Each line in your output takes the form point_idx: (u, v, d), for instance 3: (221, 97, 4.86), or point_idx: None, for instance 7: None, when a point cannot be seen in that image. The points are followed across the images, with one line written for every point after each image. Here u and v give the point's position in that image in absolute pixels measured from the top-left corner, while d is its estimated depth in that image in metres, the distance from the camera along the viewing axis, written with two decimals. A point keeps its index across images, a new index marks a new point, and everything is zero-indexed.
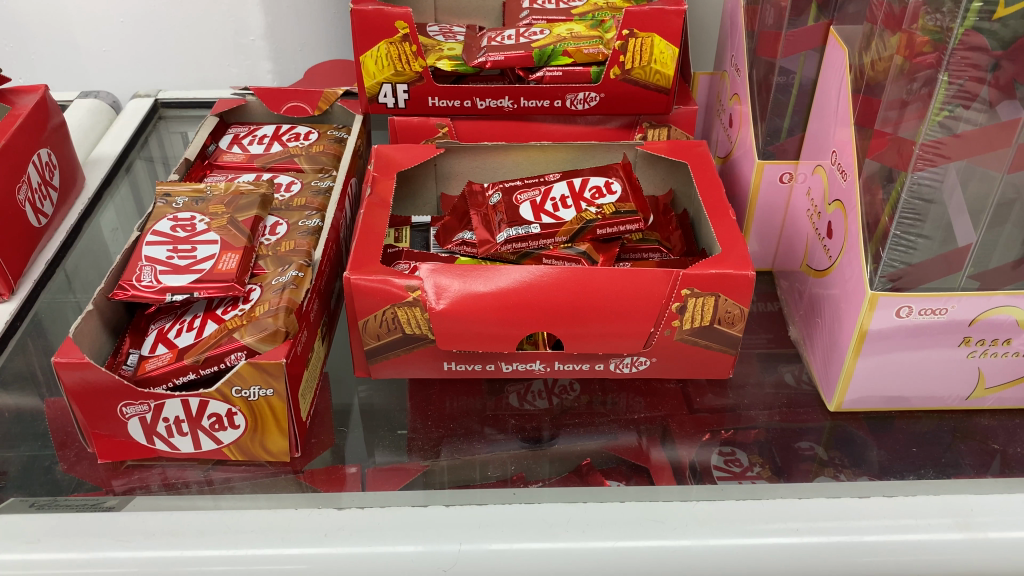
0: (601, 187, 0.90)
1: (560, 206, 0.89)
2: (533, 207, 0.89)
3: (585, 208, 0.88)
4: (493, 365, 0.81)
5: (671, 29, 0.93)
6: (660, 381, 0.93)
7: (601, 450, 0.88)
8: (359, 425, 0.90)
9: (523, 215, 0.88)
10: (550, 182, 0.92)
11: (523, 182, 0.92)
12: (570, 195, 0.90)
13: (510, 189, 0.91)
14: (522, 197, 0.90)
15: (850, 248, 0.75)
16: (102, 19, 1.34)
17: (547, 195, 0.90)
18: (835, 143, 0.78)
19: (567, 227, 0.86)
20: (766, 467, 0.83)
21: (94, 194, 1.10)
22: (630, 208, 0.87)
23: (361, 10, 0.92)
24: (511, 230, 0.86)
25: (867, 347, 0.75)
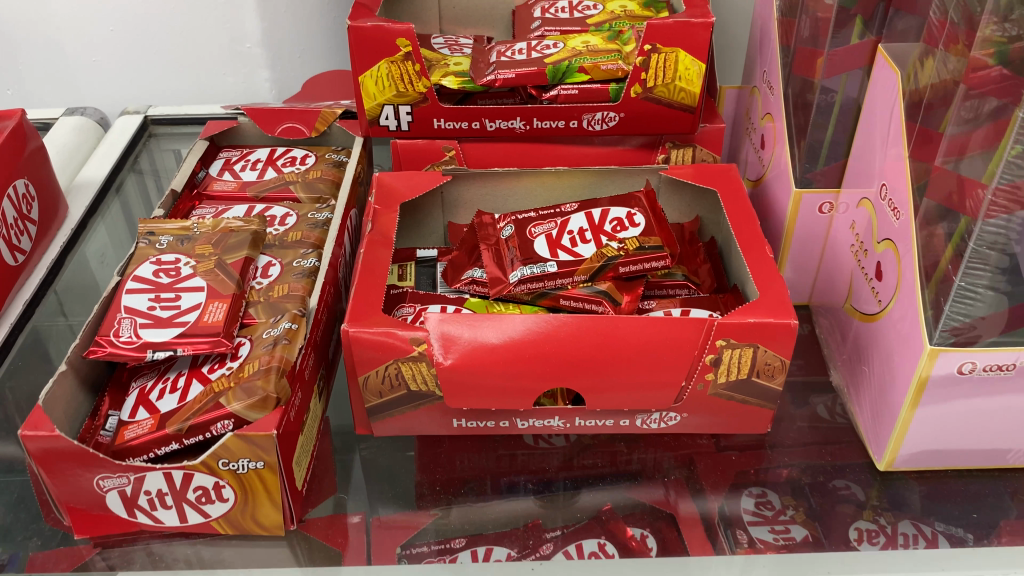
0: (622, 218, 0.83)
1: (578, 240, 0.81)
2: (548, 241, 0.81)
3: (605, 243, 0.80)
4: (507, 421, 0.74)
5: (698, 44, 0.85)
6: (690, 435, 0.84)
7: (626, 496, 0.81)
8: (371, 476, 0.82)
9: (538, 251, 0.80)
10: (566, 213, 0.84)
11: (537, 212, 0.85)
12: (589, 227, 0.82)
13: (522, 220, 0.84)
14: (537, 230, 0.83)
15: (903, 294, 0.67)
16: (90, 28, 1.26)
17: (563, 227, 0.83)
18: (885, 175, 0.70)
19: (586, 265, 0.79)
20: (800, 510, 0.79)
21: (78, 223, 1.03)
22: (655, 243, 0.80)
23: (358, 27, 0.84)
24: (524, 268, 0.79)
25: (927, 398, 0.66)
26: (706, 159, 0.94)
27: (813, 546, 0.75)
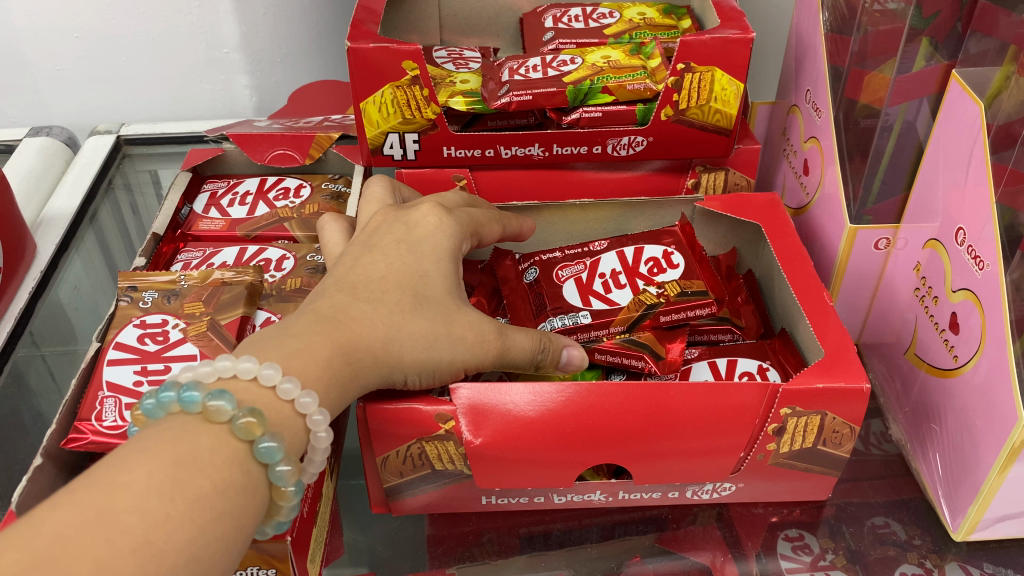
0: (658, 259, 0.76)
1: (611, 285, 0.75)
2: (578, 286, 0.75)
3: (642, 288, 0.74)
4: (543, 496, 0.68)
5: (736, 61, 0.77)
6: (746, 504, 0.75)
7: (652, 540, 0.76)
8: (382, 537, 0.76)
9: (569, 299, 0.74)
10: (596, 253, 0.78)
11: (563, 252, 0.78)
12: (624, 270, 0.76)
13: (548, 261, 0.78)
14: (564, 272, 0.76)
15: (989, 354, 0.59)
16: (52, 36, 1.11)
17: (594, 271, 0.76)
18: (962, 219, 0.63)
19: (625, 313, 0.72)
20: (840, 555, 0.74)
21: (49, 263, 0.94)
22: (697, 289, 0.74)
23: (360, 49, 0.75)
24: (555, 317, 0.73)
25: (1020, 463, 0.57)
26: (739, 182, 0.87)
27: None
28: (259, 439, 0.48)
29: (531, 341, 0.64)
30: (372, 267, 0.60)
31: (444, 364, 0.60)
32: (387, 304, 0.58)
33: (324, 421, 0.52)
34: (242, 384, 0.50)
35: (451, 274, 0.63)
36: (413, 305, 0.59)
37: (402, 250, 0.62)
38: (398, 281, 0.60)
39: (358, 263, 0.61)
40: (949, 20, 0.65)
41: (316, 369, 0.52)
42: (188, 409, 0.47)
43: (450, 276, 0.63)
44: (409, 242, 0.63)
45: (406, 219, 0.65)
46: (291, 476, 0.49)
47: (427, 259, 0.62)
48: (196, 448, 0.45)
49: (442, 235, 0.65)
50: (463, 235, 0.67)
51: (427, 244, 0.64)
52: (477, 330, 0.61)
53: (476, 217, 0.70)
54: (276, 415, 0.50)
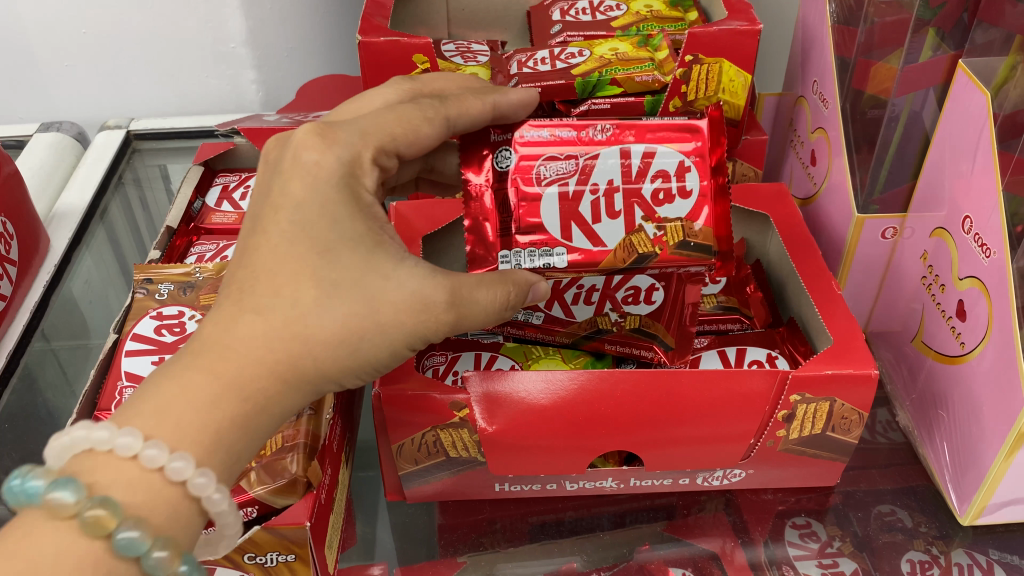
0: (670, 175, 0.62)
1: (604, 206, 0.62)
2: (555, 195, 0.62)
3: (638, 218, 0.62)
4: (555, 483, 0.69)
5: (744, 53, 0.78)
6: (755, 491, 0.76)
7: (661, 531, 0.77)
8: (396, 525, 0.77)
9: (545, 224, 0.62)
10: (594, 145, 0.63)
11: (552, 135, 0.63)
12: (625, 184, 0.62)
13: (532, 148, 0.63)
14: (548, 170, 0.62)
15: (995, 339, 0.59)
16: (61, 31, 1.11)
17: (585, 177, 0.62)
18: (969, 207, 0.63)
19: (620, 249, 0.62)
20: (848, 542, 0.75)
21: (62, 257, 0.95)
22: (703, 241, 0.62)
23: (371, 43, 0.76)
24: (528, 248, 0.62)
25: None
26: (748, 174, 0.88)
27: None
28: (115, 532, 0.42)
29: (490, 301, 0.55)
30: (260, 255, 0.50)
31: (381, 360, 0.52)
32: (281, 309, 0.48)
33: (209, 484, 0.45)
34: (101, 458, 0.45)
35: (362, 233, 0.51)
36: (318, 300, 0.49)
37: (285, 217, 0.51)
38: (291, 275, 0.49)
39: (247, 248, 0.51)
40: (956, 11, 0.66)
41: (195, 419, 0.46)
42: (34, 502, 0.42)
43: (359, 233, 0.51)
44: (291, 207, 0.51)
45: (284, 173, 0.52)
46: (169, 563, 0.43)
47: (320, 225, 0.50)
48: (36, 561, 0.40)
49: (329, 184, 0.52)
50: (364, 171, 0.54)
51: (312, 199, 0.51)
52: (421, 297, 0.51)
53: (398, 135, 0.57)
54: (143, 493, 0.44)
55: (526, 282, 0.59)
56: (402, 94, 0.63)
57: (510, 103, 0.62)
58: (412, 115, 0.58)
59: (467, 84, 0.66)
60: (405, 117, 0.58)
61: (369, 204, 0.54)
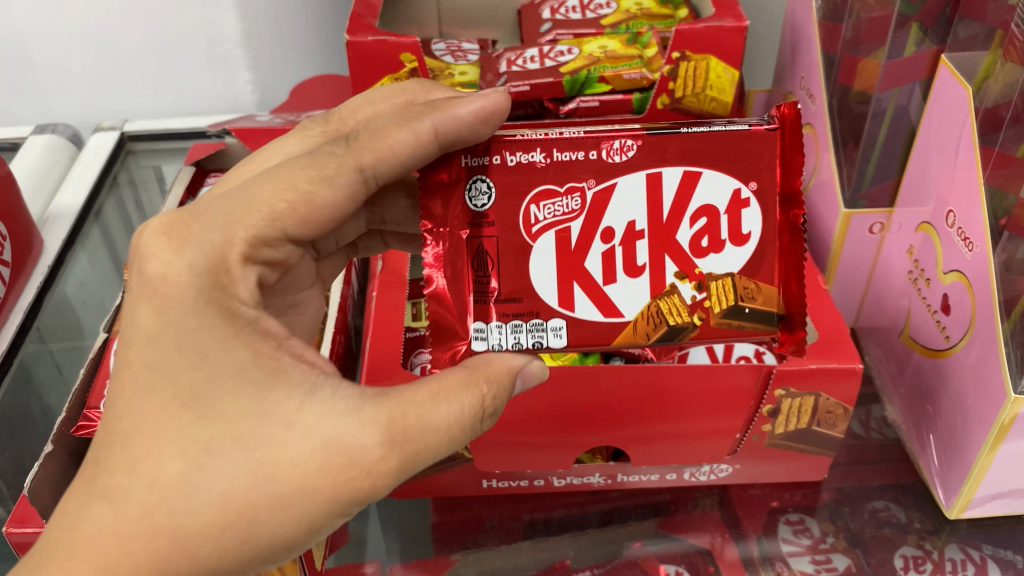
0: (717, 214, 0.57)
1: (626, 258, 0.57)
2: (556, 249, 0.57)
3: (670, 275, 0.57)
4: (542, 479, 0.70)
5: (731, 49, 0.78)
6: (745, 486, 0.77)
7: (655, 529, 0.77)
8: (387, 522, 0.77)
9: (536, 286, 0.58)
10: (613, 173, 0.56)
11: (553, 162, 0.56)
12: (651, 230, 0.57)
13: (521, 181, 0.56)
14: (543, 210, 0.56)
15: (977, 333, 0.60)
16: (57, 34, 1.12)
17: (592, 221, 0.57)
18: (951, 201, 0.63)
19: (643, 322, 0.58)
20: (840, 538, 0.75)
21: (56, 258, 0.95)
22: (761, 307, 0.58)
23: (359, 42, 0.76)
24: (512, 323, 0.58)
25: (1009, 440, 0.58)
26: None
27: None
28: None
29: (447, 432, 0.47)
30: (126, 411, 0.46)
31: (304, 531, 0.45)
32: (151, 476, 0.44)
33: None
34: None
35: (244, 364, 0.46)
36: (195, 465, 0.44)
37: (148, 352, 0.47)
38: (159, 436, 0.45)
39: (115, 403, 0.47)
40: (938, 6, 0.66)
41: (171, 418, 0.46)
42: None
43: (242, 364, 0.46)
44: (149, 341, 0.47)
45: (141, 300, 0.48)
46: None
47: (179, 361, 0.46)
48: None
49: (187, 308, 0.47)
50: (237, 279, 0.48)
51: (170, 327, 0.46)
52: (348, 449, 0.45)
53: (284, 211, 0.49)
54: None
55: (506, 373, 0.51)
56: (308, 142, 0.64)
57: (455, 119, 0.52)
58: (299, 178, 0.50)
59: (397, 104, 0.65)
60: (289, 184, 0.50)
61: (253, 318, 0.48)
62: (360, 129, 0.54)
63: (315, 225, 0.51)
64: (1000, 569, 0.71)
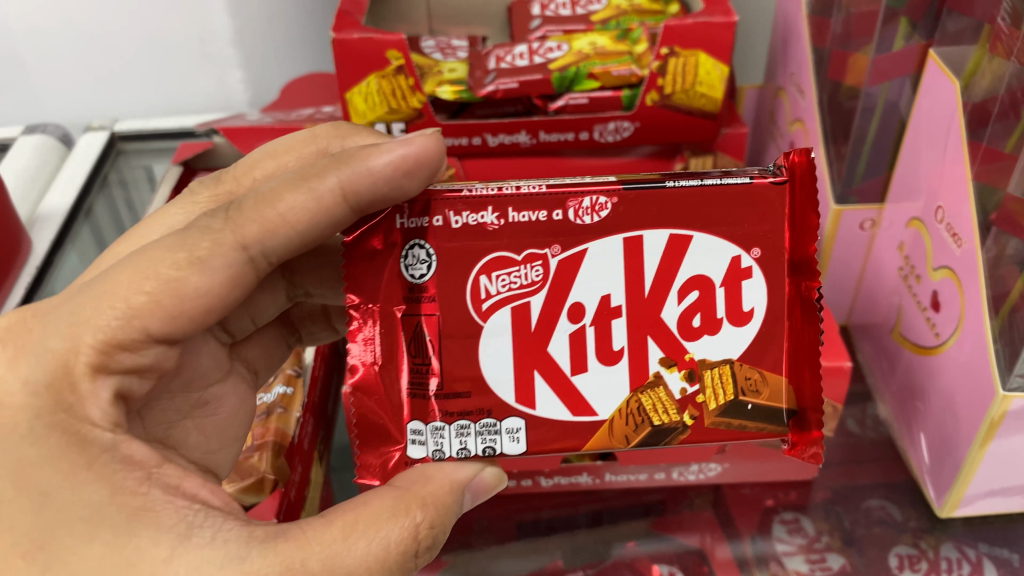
0: (712, 286, 0.53)
1: (604, 343, 0.54)
2: (515, 329, 0.54)
3: (654, 360, 0.54)
4: (529, 480, 0.71)
5: (720, 45, 0.77)
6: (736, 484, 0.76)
7: (648, 530, 0.75)
8: None
9: (489, 377, 0.54)
10: (580, 236, 0.52)
11: (507, 228, 0.52)
12: (627, 306, 0.53)
13: (468, 246, 0.53)
14: (494, 283, 0.53)
15: (966, 330, 0.59)
16: (48, 34, 1.12)
17: (556, 297, 0.53)
18: (940, 197, 0.63)
19: (620, 420, 0.55)
20: (835, 537, 0.74)
21: (46, 258, 0.95)
22: (764, 402, 0.55)
23: (345, 40, 0.76)
24: (457, 425, 0.54)
25: (999, 437, 0.57)
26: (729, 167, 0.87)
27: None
28: None
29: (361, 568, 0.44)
30: None
31: None
32: None
33: None
34: None
35: (100, 502, 0.43)
36: None
37: None
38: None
39: None
40: None
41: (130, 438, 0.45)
42: None
43: (96, 502, 0.43)
44: None
45: None
46: None
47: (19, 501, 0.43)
48: None
49: (33, 437, 0.44)
50: (86, 396, 0.46)
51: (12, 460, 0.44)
52: None
53: (142, 307, 0.46)
54: None
55: (446, 492, 0.49)
56: (195, 210, 0.62)
57: (369, 172, 0.50)
58: (163, 264, 0.46)
59: (307, 155, 0.62)
60: (151, 273, 0.46)
61: (111, 443, 0.45)
62: (245, 195, 0.51)
63: (185, 321, 0.47)
64: (996, 567, 0.70)
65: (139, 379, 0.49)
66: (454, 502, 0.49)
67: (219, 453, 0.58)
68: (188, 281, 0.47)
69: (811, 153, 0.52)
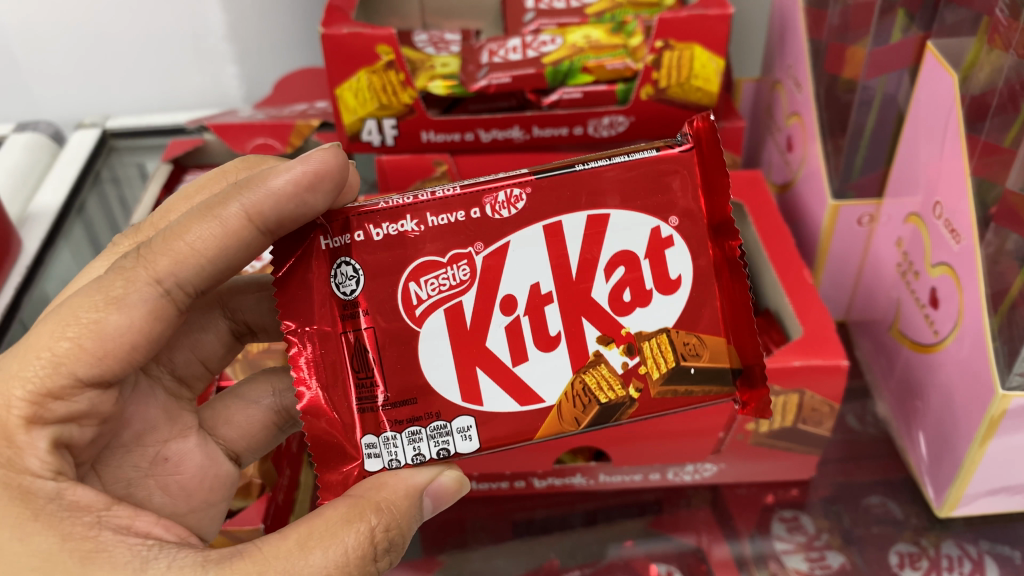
0: (638, 261, 0.51)
1: (540, 329, 0.51)
2: (450, 329, 0.51)
3: (592, 340, 0.52)
4: (522, 481, 0.70)
5: (716, 37, 0.76)
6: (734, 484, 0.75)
7: (646, 529, 0.74)
8: None
9: (432, 381, 0.51)
10: (500, 230, 0.51)
11: (427, 227, 0.50)
12: (560, 291, 0.51)
13: (393, 255, 0.50)
14: (427, 283, 0.51)
15: (965, 326, 0.58)
16: (40, 34, 1.11)
17: (487, 293, 0.51)
18: (939, 191, 0.61)
19: (568, 405, 0.52)
20: (835, 535, 0.73)
21: (36, 257, 0.94)
22: (709, 363, 0.53)
23: (334, 35, 0.75)
24: (409, 432, 0.51)
25: (1000, 435, 0.56)
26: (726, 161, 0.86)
27: None
28: None
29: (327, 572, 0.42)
30: None
31: None
32: None
33: None
34: None
35: (50, 550, 0.41)
36: None
37: None
38: None
39: None
40: None
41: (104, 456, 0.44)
42: None
43: (47, 552, 0.41)
44: None
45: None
46: None
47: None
48: None
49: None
50: (23, 447, 0.43)
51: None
52: None
53: (67, 353, 0.43)
54: None
55: (401, 498, 0.47)
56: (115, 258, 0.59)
57: (271, 192, 0.46)
58: (82, 308, 0.44)
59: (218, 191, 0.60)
60: (72, 319, 0.44)
61: (55, 492, 0.43)
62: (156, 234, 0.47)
63: (113, 361, 0.45)
64: (997, 565, 0.69)
65: (80, 428, 0.46)
66: (411, 507, 0.47)
67: (190, 516, 0.55)
68: (109, 320, 0.44)
69: (711, 116, 0.51)
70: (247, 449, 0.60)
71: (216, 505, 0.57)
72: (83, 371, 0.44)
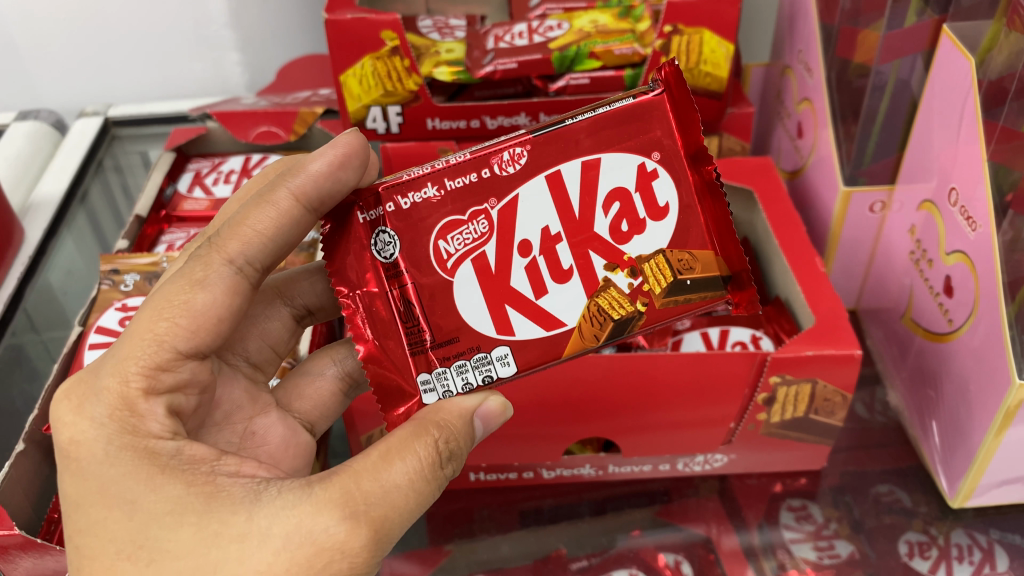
0: (629, 195, 0.51)
1: (550, 271, 0.51)
2: (480, 278, 0.51)
3: (600, 267, 0.51)
4: (531, 472, 0.70)
5: (726, 22, 0.74)
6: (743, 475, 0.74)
7: (655, 518, 0.74)
8: None
9: (467, 319, 0.51)
10: (508, 186, 0.50)
11: (445, 194, 0.51)
12: (567, 229, 0.51)
13: (421, 217, 0.51)
14: (455, 237, 0.51)
15: (981, 311, 0.57)
16: (42, 22, 1.09)
17: (505, 240, 0.51)
18: (954, 178, 0.60)
19: (588, 323, 0.52)
20: (844, 524, 0.72)
21: (37, 248, 0.93)
22: (704, 274, 0.53)
23: (337, 20, 0.73)
24: (456, 364, 0.51)
25: (1015, 425, 0.55)
26: (734, 147, 0.85)
27: (861, 566, 0.69)
28: None
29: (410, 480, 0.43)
30: None
31: None
32: None
33: None
34: None
35: (180, 495, 0.42)
36: None
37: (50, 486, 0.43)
38: None
39: None
40: None
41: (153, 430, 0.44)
42: None
43: (179, 497, 0.42)
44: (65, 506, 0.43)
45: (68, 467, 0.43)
46: None
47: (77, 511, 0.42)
48: None
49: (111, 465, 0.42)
50: (145, 414, 0.43)
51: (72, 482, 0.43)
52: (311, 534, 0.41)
53: (168, 330, 0.43)
54: None
55: (456, 417, 0.47)
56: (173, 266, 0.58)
57: (313, 174, 0.48)
58: (173, 289, 0.44)
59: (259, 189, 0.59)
60: (166, 301, 0.44)
61: (176, 449, 0.43)
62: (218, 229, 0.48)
63: (208, 333, 0.45)
64: (1008, 555, 0.68)
65: (185, 398, 0.46)
66: (468, 421, 0.48)
67: None
68: (197, 296, 0.44)
69: (675, 60, 0.51)
70: (320, 418, 0.60)
71: (303, 471, 0.57)
72: (185, 343, 0.44)
